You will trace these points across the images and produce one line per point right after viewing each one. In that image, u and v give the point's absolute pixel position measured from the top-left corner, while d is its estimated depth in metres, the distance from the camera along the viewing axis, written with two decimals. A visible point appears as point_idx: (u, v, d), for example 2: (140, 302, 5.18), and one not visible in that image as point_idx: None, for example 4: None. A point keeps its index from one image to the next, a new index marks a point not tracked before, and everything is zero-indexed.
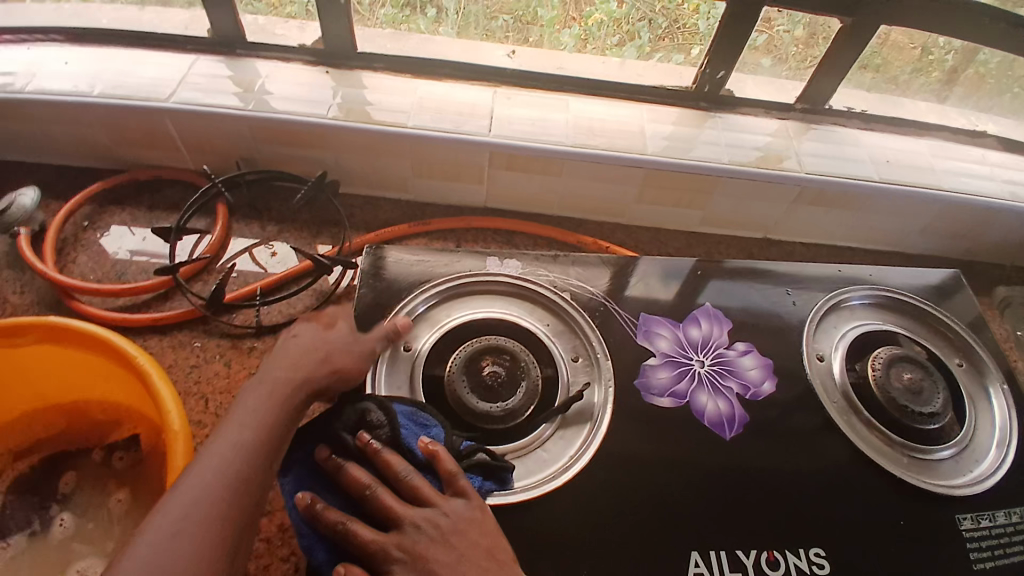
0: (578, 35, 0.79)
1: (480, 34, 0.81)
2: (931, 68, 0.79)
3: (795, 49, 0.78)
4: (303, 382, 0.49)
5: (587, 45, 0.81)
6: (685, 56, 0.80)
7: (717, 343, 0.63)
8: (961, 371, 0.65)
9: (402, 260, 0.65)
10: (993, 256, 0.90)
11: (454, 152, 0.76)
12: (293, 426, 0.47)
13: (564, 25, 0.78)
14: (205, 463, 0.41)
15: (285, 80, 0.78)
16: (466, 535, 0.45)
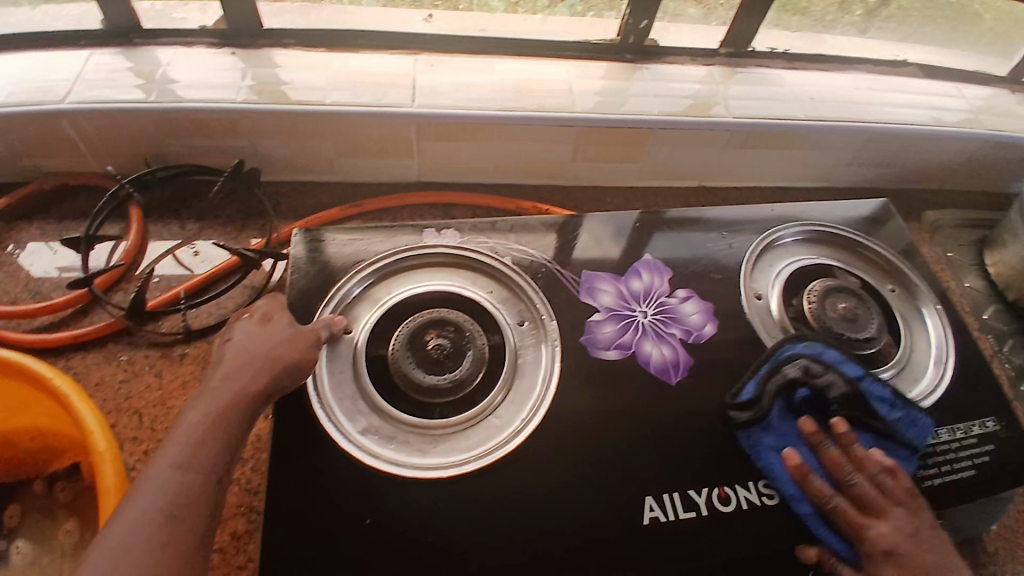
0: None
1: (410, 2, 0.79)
2: (855, 6, 0.85)
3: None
4: (241, 383, 0.46)
5: (517, 6, 0.80)
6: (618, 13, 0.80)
7: (659, 292, 0.63)
8: (894, 295, 0.67)
9: (334, 241, 0.62)
10: (920, 182, 0.93)
11: (378, 127, 0.72)
12: (243, 438, 0.45)
13: None
14: (147, 485, 0.39)
15: (188, 66, 0.73)
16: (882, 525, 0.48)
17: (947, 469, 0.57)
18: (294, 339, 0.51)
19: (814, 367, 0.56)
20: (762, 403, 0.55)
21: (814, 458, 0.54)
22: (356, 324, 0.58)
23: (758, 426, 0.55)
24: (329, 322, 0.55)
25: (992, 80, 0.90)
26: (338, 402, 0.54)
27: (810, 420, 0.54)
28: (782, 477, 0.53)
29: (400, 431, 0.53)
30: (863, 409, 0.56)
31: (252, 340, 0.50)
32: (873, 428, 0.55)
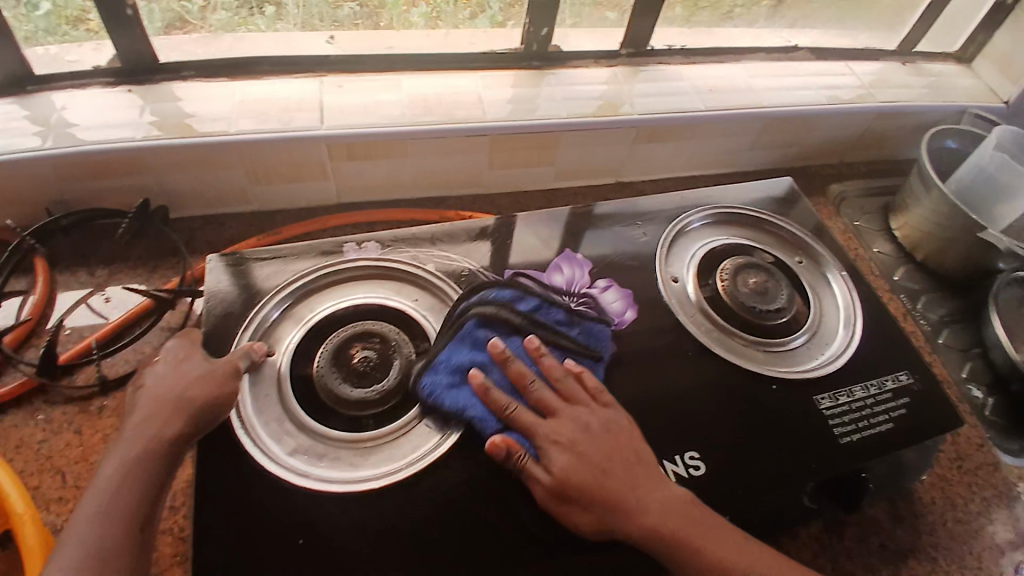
0: (426, 13, 0.79)
1: (329, 26, 0.78)
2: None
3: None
4: (154, 428, 0.47)
5: (439, 23, 0.81)
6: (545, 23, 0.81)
7: (580, 284, 0.65)
8: (802, 267, 0.71)
9: (250, 266, 0.61)
10: (821, 158, 0.99)
11: (289, 152, 0.72)
12: (167, 482, 0.46)
13: (411, 4, 0.78)
14: (65, 548, 0.42)
15: (87, 107, 0.71)
16: (623, 433, 0.53)
17: (867, 424, 0.60)
18: (206, 375, 0.51)
19: (505, 304, 0.58)
20: (440, 342, 0.56)
21: (501, 376, 0.55)
22: (279, 347, 0.57)
23: (440, 360, 0.54)
24: (247, 350, 0.54)
25: (873, 56, 0.98)
26: (264, 427, 0.53)
27: (500, 341, 0.55)
28: (466, 404, 0.53)
29: (332, 448, 0.52)
30: (546, 329, 0.57)
31: (164, 381, 0.50)
32: (558, 343, 0.57)
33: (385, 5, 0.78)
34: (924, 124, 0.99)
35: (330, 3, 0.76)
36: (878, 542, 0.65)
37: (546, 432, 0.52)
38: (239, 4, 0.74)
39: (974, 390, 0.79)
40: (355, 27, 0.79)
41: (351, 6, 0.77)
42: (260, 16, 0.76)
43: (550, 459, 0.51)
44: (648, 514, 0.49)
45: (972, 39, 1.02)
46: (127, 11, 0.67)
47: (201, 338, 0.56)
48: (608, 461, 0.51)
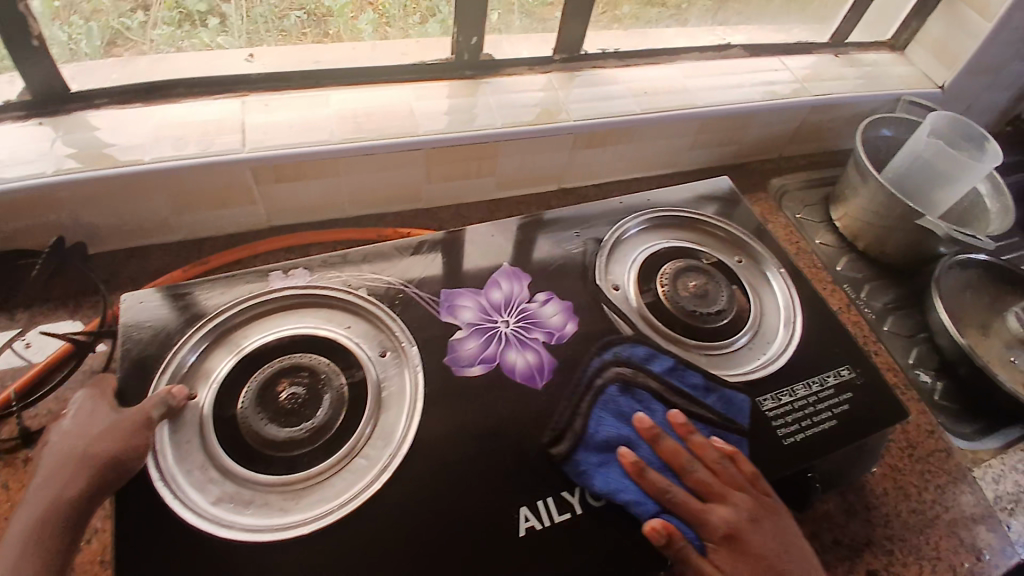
0: (374, 19, 0.78)
1: (275, 36, 0.75)
2: None
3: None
4: (55, 490, 0.47)
5: (388, 27, 0.79)
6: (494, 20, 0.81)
7: (520, 299, 0.63)
8: (742, 266, 0.71)
9: (169, 303, 0.59)
10: (761, 153, 1.00)
11: (211, 178, 0.69)
12: (72, 542, 0.46)
13: (358, 11, 0.76)
14: None
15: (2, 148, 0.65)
16: (770, 523, 0.52)
17: (811, 423, 0.60)
18: (111, 428, 0.50)
19: (626, 372, 0.59)
20: (574, 423, 0.56)
21: (650, 451, 0.55)
22: (203, 386, 0.55)
23: (576, 445, 0.54)
24: (162, 398, 0.52)
25: (807, 49, 0.99)
26: (185, 477, 0.51)
27: (645, 416, 0.55)
28: (624, 485, 0.53)
29: (259, 493, 0.51)
30: (686, 399, 0.58)
31: (67, 439, 0.50)
32: (701, 416, 0.58)
33: (332, 14, 0.75)
34: (859, 115, 1.00)
35: (274, 13, 0.73)
36: (833, 538, 0.66)
37: (709, 514, 0.52)
38: (180, 18, 0.70)
39: (922, 375, 0.80)
40: (302, 36, 0.76)
41: (297, 15, 0.74)
42: (204, 29, 0.72)
43: (720, 550, 0.50)
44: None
45: (904, 27, 1.04)
46: (33, 43, 0.63)
47: (114, 386, 0.54)
48: (772, 556, 0.51)
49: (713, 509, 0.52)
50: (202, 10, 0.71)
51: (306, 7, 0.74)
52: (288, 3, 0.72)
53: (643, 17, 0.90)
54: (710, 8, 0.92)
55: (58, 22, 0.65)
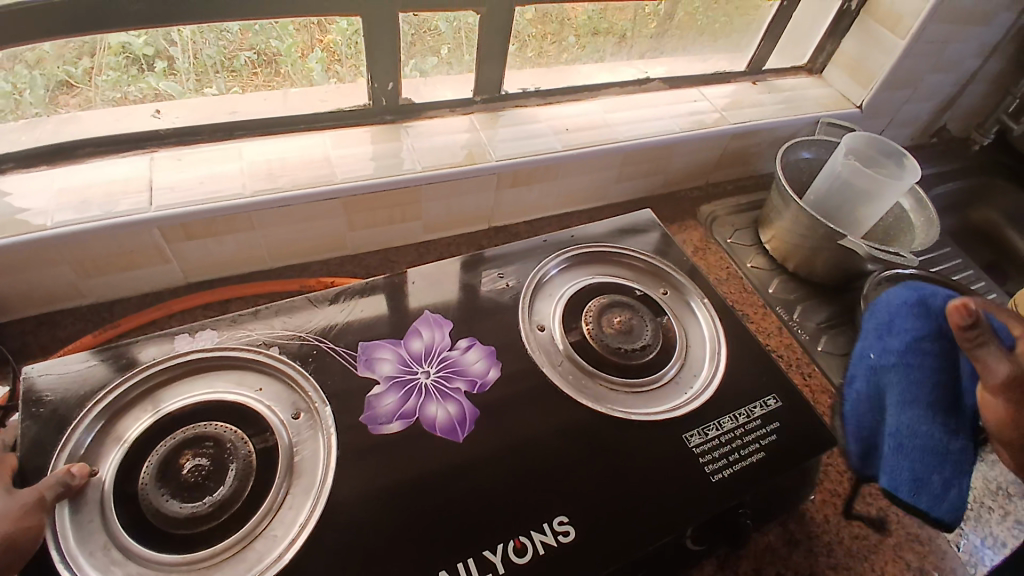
0: (323, 58, 0.76)
1: (221, 75, 0.73)
2: (650, 19, 0.93)
3: (534, 30, 0.84)
4: None
5: (336, 65, 0.77)
6: (438, 58, 0.81)
7: (441, 347, 0.64)
8: (666, 298, 0.73)
9: (66, 375, 0.57)
10: (688, 181, 1.03)
11: (117, 242, 0.67)
12: None
13: (307, 50, 0.74)
14: None
15: None
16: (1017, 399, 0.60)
17: (737, 458, 0.60)
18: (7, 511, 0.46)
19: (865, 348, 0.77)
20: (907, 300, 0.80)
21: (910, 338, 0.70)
22: (113, 446, 0.54)
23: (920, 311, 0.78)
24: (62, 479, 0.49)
25: (725, 79, 1.03)
26: (87, 557, 0.48)
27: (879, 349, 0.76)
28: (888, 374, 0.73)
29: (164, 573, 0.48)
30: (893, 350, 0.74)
31: None
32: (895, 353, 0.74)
33: (281, 54, 0.74)
34: (780, 138, 1.03)
35: (223, 54, 0.71)
36: (775, 571, 0.65)
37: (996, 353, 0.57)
38: (127, 62, 0.67)
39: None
40: (253, 75, 0.75)
41: (246, 55, 0.72)
42: (150, 71, 0.69)
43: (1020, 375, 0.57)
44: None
45: (819, 49, 1.07)
46: None
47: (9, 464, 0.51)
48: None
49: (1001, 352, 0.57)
50: (149, 54, 0.67)
51: (257, 47, 0.72)
52: (238, 45, 0.71)
53: (570, 52, 0.91)
54: (625, 44, 0.94)
55: (2, 73, 0.63)
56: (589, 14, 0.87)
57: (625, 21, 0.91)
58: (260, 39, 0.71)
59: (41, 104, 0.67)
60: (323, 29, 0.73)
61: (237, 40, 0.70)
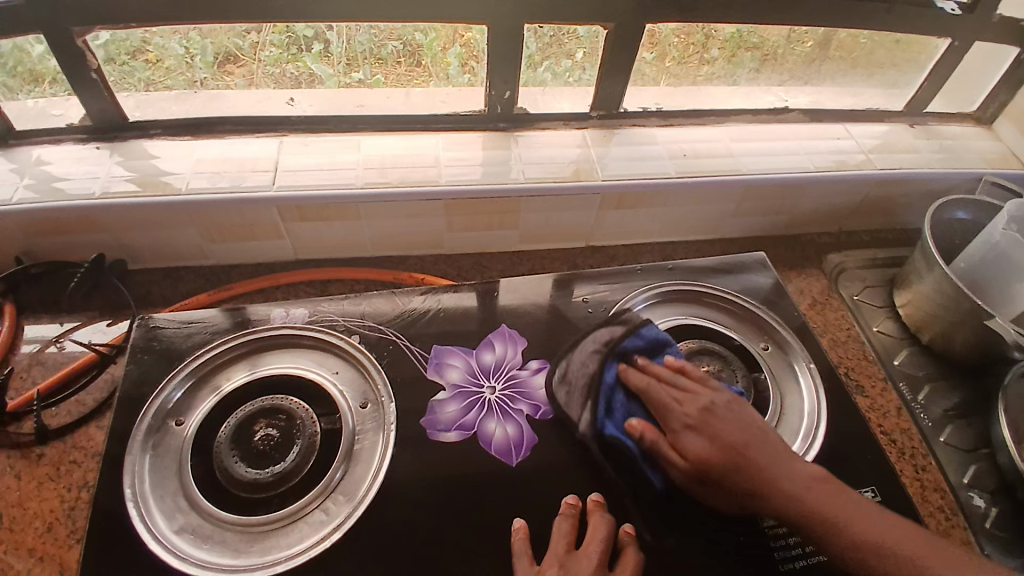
0: (462, 55, 0.77)
1: (370, 62, 0.77)
2: (806, 38, 0.83)
3: (677, 40, 0.80)
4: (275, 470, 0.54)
5: (472, 62, 0.77)
6: (572, 62, 0.80)
7: (511, 363, 0.63)
8: (766, 354, 0.67)
9: (176, 327, 0.63)
10: (813, 226, 0.94)
11: (240, 213, 0.73)
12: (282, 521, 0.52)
13: (448, 44, 0.76)
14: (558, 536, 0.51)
15: (71, 163, 0.73)
16: (754, 449, 0.52)
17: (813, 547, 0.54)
18: (283, 426, 0.57)
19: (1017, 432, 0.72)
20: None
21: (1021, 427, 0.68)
22: (209, 394, 0.59)
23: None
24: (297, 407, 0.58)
25: (874, 119, 0.93)
26: (157, 501, 0.53)
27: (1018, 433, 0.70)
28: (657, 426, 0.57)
29: (220, 530, 0.52)
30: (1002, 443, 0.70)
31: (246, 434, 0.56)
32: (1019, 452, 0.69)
33: (425, 47, 0.76)
34: (933, 192, 0.91)
35: (374, 42, 0.75)
36: None
37: (684, 406, 0.55)
38: (289, 41, 0.73)
39: (975, 498, 0.68)
40: (398, 64, 0.78)
41: (394, 44, 0.76)
42: (308, 53, 0.74)
43: (681, 443, 0.53)
44: (794, 496, 0.50)
45: (991, 98, 0.93)
46: (92, 75, 0.69)
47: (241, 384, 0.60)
48: (736, 442, 0.52)
49: (684, 410, 0.54)
50: (308, 36, 0.72)
51: (405, 38, 0.75)
52: (387, 35, 0.74)
53: (706, 72, 0.86)
54: (767, 69, 0.88)
55: (178, 38, 0.71)
56: (738, 31, 0.81)
57: (780, 38, 0.83)
58: (407, 31, 0.74)
59: (211, 71, 0.75)
60: (466, 26, 0.73)
61: (386, 30, 0.74)
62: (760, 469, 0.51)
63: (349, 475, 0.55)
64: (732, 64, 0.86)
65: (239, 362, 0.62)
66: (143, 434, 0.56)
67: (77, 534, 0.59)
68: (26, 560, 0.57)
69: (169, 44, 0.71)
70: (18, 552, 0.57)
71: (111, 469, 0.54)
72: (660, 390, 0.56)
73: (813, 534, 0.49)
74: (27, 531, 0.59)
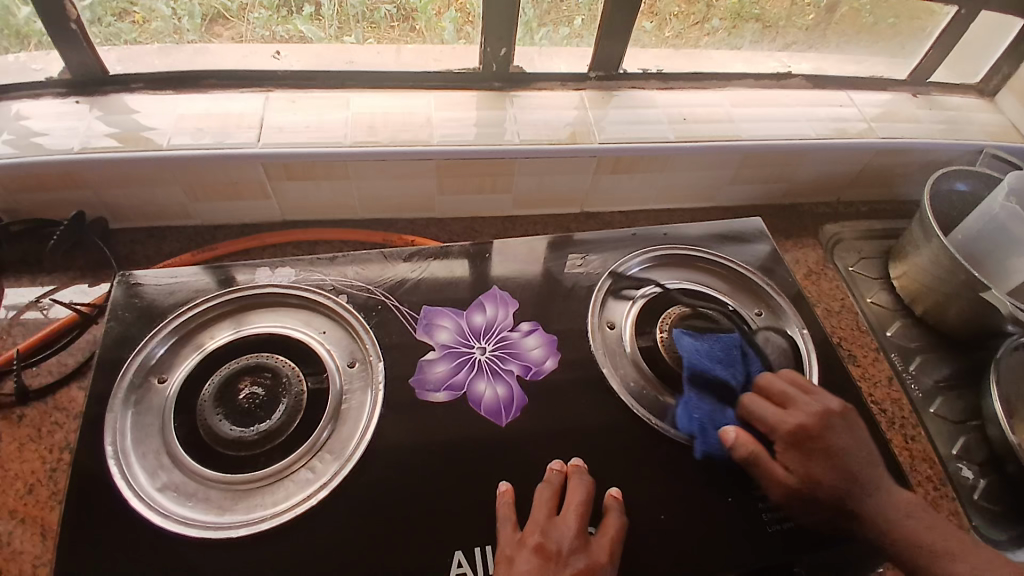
0: (456, 19, 0.75)
1: (362, 27, 0.75)
2: (807, 11, 0.82)
3: (677, 9, 0.79)
4: (259, 428, 0.53)
5: (466, 23, 0.75)
6: (570, 29, 0.78)
7: (502, 325, 0.62)
8: (760, 320, 0.66)
9: (158, 284, 0.62)
10: (811, 195, 0.92)
11: (225, 171, 0.71)
12: (269, 478, 0.52)
13: (442, 8, 0.74)
14: (541, 501, 0.50)
15: (50, 118, 0.70)
16: (848, 473, 0.53)
17: None
18: (268, 385, 0.56)
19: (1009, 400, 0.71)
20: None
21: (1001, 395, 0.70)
22: (192, 351, 0.58)
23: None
24: (284, 365, 0.57)
25: (876, 87, 0.91)
26: (139, 458, 0.52)
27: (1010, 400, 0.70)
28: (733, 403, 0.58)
29: (204, 487, 0.51)
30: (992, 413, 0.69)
31: (230, 392, 0.55)
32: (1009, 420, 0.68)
33: (418, 11, 0.74)
34: (933, 163, 0.90)
35: (366, 5, 0.72)
36: None
37: (780, 424, 0.55)
38: (279, 3, 0.70)
39: (963, 469, 0.69)
40: (391, 29, 0.75)
41: (387, 8, 0.73)
42: (297, 15, 0.72)
43: (789, 453, 0.54)
44: (891, 519, 0.52)
45: (995, 69, 0.91)
46: (70, 26, 0.66)
47: (226, 342, 0.58)
48: (841, 464, 0.53)
49: (782, 426, 0.55)
50: None
51: (399, 1, 0.73)
52: None
53: (705, 35, 0.83)
54: (771, 32, 0.85)
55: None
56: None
57: (781, 10, 0.82)
58: None
59: (198, 32, 0.73)
60: None
61: None
62: (867, 487, 0.53)
63: (337, 434, 0.54)
64: (736, 27, 0.83)
65: (224, 320, 0.60)
66: (125, 391, 0.55)
67: (59, 496, 0.58)
68: (7, 523, 0.56)
69: (154, 4, 0.69)
70: None
71: (92, 426, 0.53)
72: (777, 393, 0.57)
73: (911, 556, 0.51)
74: (8, 493, 0.58)
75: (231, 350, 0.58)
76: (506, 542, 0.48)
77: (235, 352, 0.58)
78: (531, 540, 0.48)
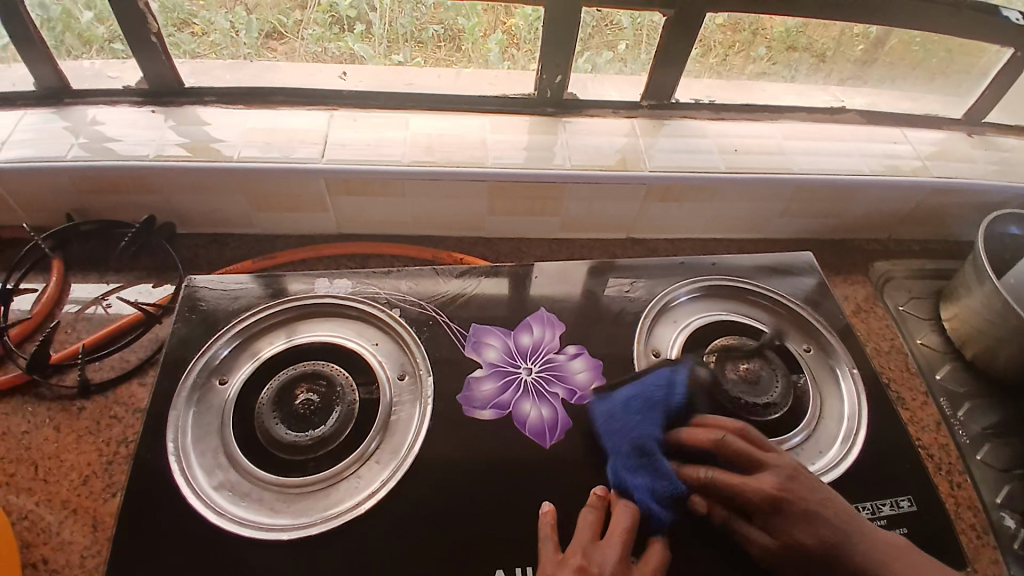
0: (502, 41, 0.77)
1: (409, 46, 0.77)
2: (856, 41, 0.81)
3: (722, 36, 0.78)
4: (313, 433, 0.55)
5: (521, 48, 0.77)
6: (613, 53, 0.79)
7: (548, 347, 0.63)
8: (809, 356, 0.66)
9: (223, 289, 0.65)
10: (860, 231, 0.91)
11: (288, 184, 0.74)
12: (320, 484, 0.53)
13: (490, 30, 0.75)
14: (585, 525, 0.51)
15: (127, 125, 0.75)
16: (829, 526, 0.49)
17: None
18: (322, 392, 0.57)
19: None
20: None
21: None
22: (251, 356, 0.60)
23: None
24: (338, 373, 0.59)
25: (932, 126, 0.90)
26: (198, 456, 0.54)
27: None
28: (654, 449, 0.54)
29: (258, 488, 0.53)
30: None
31: (287, 397, 0.57)
32: None
33: (465, 32, 0.76)
34: (989, 205, 0.88)
35: (415, 25, 0.75)
36: None
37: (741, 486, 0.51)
38: (331, 20, 0.74)
39: (1006, 518, 0.66)
40: (436, 49, 0.77)
41: (434, 29, 0.76)
42: (349, 34, 0.75)
43: (766, 519, 0.50)
44: (888, 564, 0.48)
45: None
46: (151, 38, 0.70)
47: (284, 348, 0.61)
48: (820, 521, 0.49)
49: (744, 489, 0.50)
50: (351, 16, 0.74)
51: (444, 22, 0.75)
52: (430, 17, 0.74)
53: (756, 66, 0.84)
54: (824, 67, 0.85)
55: (223, 11, 0.72)
56: (787, 28, 0.78)
57: (829, 40, 0.80)
58: (449, 14, 0.74)
59: (254, 46, 0.76)
60: (509, 11, 0.73)
61: (429, 13, 0.74)
62: (854, 545, 0.48)
63: (386, 444, 0.56)
64: (789, 61, 0.84)
65: (282, 327, 0.63)
66: (187, 390, 0.57)
67: (112, 489, 0.61)
68: (59, 513, 0.59)
69: (215, 17, 0.72)
70: (51, 504, 0.59)
71: (156, 422, 0.56)
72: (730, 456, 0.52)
73: None
74: (62, 483, 0.61)
75: (288, 356, 0.60)
76: (547, 562, 0.49)
77: (292, 359, 0.60)
78: (572, 562, 0.48)
